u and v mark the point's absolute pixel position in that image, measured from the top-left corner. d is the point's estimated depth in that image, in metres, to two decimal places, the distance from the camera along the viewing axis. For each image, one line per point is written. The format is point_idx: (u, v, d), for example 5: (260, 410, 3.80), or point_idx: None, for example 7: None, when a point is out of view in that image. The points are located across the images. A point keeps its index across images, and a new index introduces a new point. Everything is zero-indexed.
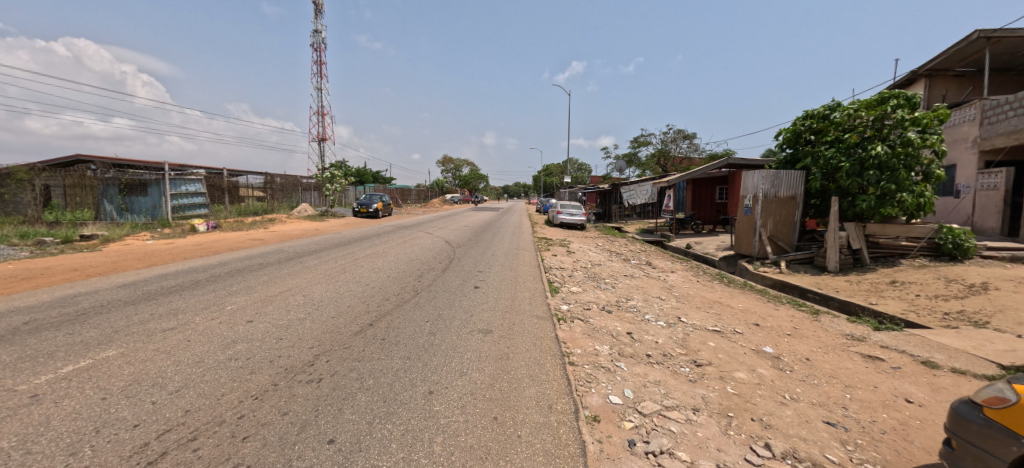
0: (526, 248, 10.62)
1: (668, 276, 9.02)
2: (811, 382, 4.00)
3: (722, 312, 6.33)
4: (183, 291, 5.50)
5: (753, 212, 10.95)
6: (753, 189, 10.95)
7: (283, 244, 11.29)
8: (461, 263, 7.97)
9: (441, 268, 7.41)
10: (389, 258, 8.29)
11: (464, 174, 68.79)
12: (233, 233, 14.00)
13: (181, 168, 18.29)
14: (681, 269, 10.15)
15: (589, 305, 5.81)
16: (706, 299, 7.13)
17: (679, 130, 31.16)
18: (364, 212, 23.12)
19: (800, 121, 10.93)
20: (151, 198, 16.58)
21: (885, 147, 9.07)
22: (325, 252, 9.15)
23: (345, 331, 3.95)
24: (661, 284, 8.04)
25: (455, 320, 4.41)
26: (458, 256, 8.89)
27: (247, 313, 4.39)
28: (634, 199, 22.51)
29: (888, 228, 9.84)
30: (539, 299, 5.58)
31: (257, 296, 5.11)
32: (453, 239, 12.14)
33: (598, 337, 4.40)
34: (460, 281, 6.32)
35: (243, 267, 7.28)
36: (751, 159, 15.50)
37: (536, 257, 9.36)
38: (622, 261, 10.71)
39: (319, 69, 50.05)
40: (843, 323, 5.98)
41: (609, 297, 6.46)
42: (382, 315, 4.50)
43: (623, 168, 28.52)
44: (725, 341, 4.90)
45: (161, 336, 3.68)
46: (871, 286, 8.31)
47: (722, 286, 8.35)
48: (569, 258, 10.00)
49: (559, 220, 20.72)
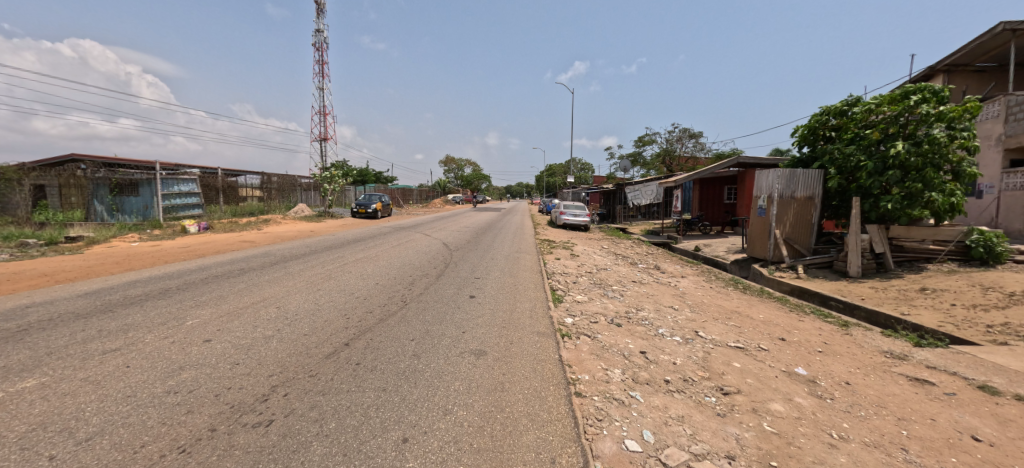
0: (528, 251, 10.04)
1: (678, 282, 8.46)
2: (858, 414, 3.43)
3: (742, 324, 5.75)
4: (146, 301, 4.95)
5: (768, 213, 10.41)
6: (767, 190, 10.47)
7: (272, 246, 10.75)
8: (458, 269, 7.39)
9: (437, 274, 6.85)
10: (381, 262, 7.73)
11: (466, 174, 68.21)
12: (224, 234, 13.49)
13: (175, 167, 17.84)
14: (692, 274, 9.57)
15: (596, 317, 5.26)
16: (723, 308, 6.55)
17: (685, 128, 30.52)
18: (363, 212, 22.62)
19: (817, 117, 10.29)
20: (143, 198, 16.14)
21: (910, 145, 8.43)
22: (314, 256, 8.60)
23: (314, 354, 3.39)
24: (673, 291, 7.46)
25: (444, 339, 3.85)
26: (456, 261, 8.32)
27: (207, 331, 3.84)
28: (638, 199, 21.91)
29: (913, 231, 9.24)
30: (541, 312, 5.02)
31: (226, 309, 4.56)
32: (452, 241, 11.59)
33: (608, 359, 3.85)
34: (454, 290, 5.77)
35: (222, 273, 6.73)
36: (762, 158, 14.89)
37: (538, 261, 8.77)
38: (629, 265, 10.13)
39: (320, 67, 49.57)
40: (878, 338, 5.40)
41: (618, 307, 5.90)
42: (361, 332, 3.95)
43: (627, 167, 27.92)
44: (752, 361, 4.34)
45: (97, 361, 3.14)
46: (899, 293, 7.70)
47: (738, 294, 7.76)
48: (573, 262, 9.42)
49: (562, 221, 20.15)
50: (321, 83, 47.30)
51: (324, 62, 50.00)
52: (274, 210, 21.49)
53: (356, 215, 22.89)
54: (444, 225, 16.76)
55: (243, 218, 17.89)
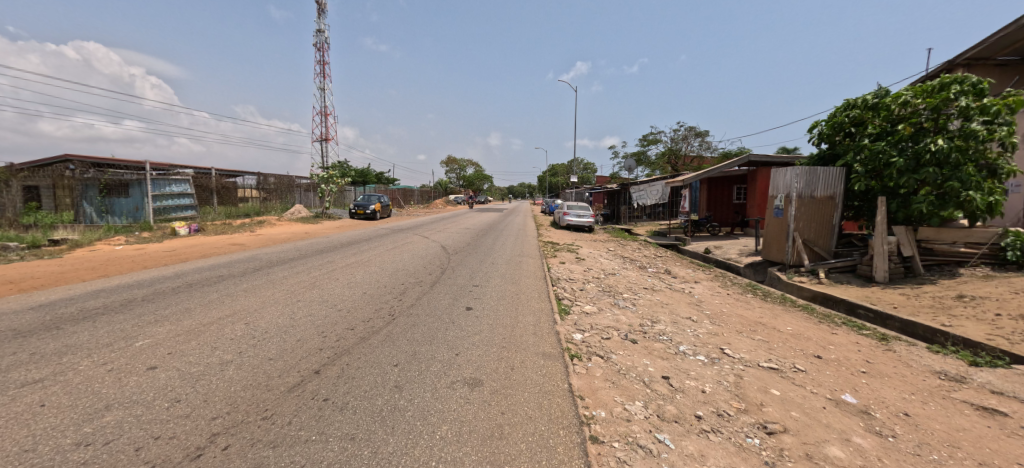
0: (531, 254, 9.45)
1: (693, 288, 7.87)
2: (933, 459, 2.83)
3: (770, 339, 5.15)
4: (101, 316, 4.39)
5: (785, 214, 9.87)
6: (784, 189, 9.91)
7: (260, 250, 10.18)
8: (455, 275, 6.81)
9: (431, 282, 6.28)
10: (373, 268, 7.17)
11: (469, 175, 67.68)
12: (214, 236, 12.95)
13: (167, 167, 17.32)
14: (706, 280, 8.96)
15: (608, 332, 4.68)
16: (746, 319, 5.95)
17: (690, 127, 29.85)
18: (361, 213, 22.09)
19: (838, 111, 9.69)
20: (134, 199, 15.57)
21: (946, 140, 7.84)
22: (301, 261, 8.02)
23: (275, 387, 2.82)
24: (688, 299, 6.86)
25: (433, 364, 3.29)
26: (454, 265, 7.74)
27: (155, 355, 3.28)
28: (644, 199, 21.29)
29: (943, 233, 8.63)
30: (546, 327, 4.43)
31: (187, 326, 4.00)
32: (450, 244, 10.99)
33: (626, 388, 3.26)
34: (450, 300, 5.20)
35: (198, 281, 6.17)
36: (774, 156, 14.26)
37: (541, 266, 8.18)
38: (639, 269, 9.52)
39: (321, 67, 49.16)
40: (926, 355, 4.79)
41: (631, 319, 5.31)
42: (337, 356, 3.37)
43: (632, 167, 27.28)
44: (791, 386, 3.75)
45: (8, 398, 2.59)
46: (935, 301, 7.08)
47: (759, 302, 7.16)
48: (579, 267, 8.81)
49: (565, 222, 19.55)
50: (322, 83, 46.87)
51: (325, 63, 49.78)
52: (270, 211, 20.97)
53: (354, 216, 22.35)
54: (444, 226, 16.15)
55: (238, 220, 17.34)
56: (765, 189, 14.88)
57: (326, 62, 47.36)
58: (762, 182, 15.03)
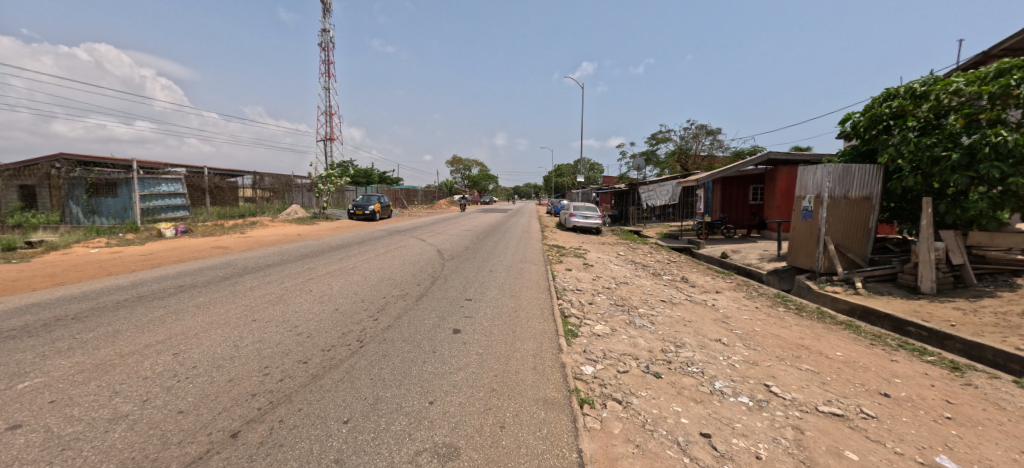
0: (534, 260, 8.62)
1: (716, 300, 6.99)
2: None
3: (821, 370, 4.26)
4: (5, 342, 3.59)
5: (815, 217, 8.95)
6: (815, 189, 8.99)
7: (242, 254, 9.41)
8: (446, 286, 5.96)
9: (418, 294, 5.43)
10: (355, 277, 6.33)
11: (474, 175, 66.91)
12: (200, 239, 12.23)
13: (159, 166, 16.75)
14: (729, 289, 8.05)
15: (625, 362, 3.84)
16: (785, 342, 5.06)
17: (702, 125, 28.82)
18: (360, 214, 21.39)
19: (874, 102, 8.80)
20: (121, 199, 14.88)
21: (1009, 132, 6.97)
22: (279, 267, 7.21)
23: (164, 465, 2.01)
24: (714, 315, 5.99)
25: (398, 421, 2.46)
26: (447, 274, 6.87)
27: (29, 406, 2.48)
28: (653, 200, 20.38)
29: (997, 239, 7.68)
30: (548, 359, 3.58)
31: (100, 358, 3.20)
32: (447, 248, 10.15)
33: (655, 455, 2.41)
34: (436, 320, 4.37)
35: (151, 293, 5.36)
36: (796, 154, 13.32)
37: (545, 275, 7.30)
38: (653, 278, 8.64)
39: (325, 66, 48.55)
40: (1018, 393, 3.90)
41: (651, 343, 4.45)
42: (272, 407, 2.55)
43: (641, 166, 26.35)
44: (870, 445, 2.87)
45: None
46: (999, 318, 6.15)
47: (794, 317, 6.26)
48: (587, 275, 7.94)
49: (571, 224, 18.68)
50: (325, 82, 46.18)
51: (329, 62, 49.53)
52: (267, 211, 20.29)
53: (353, 217, 21.62)
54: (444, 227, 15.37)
55: (231, 221, 16.67)
56: (786, 189, 13.89)
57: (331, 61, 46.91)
58: (783, 181, 13.97)
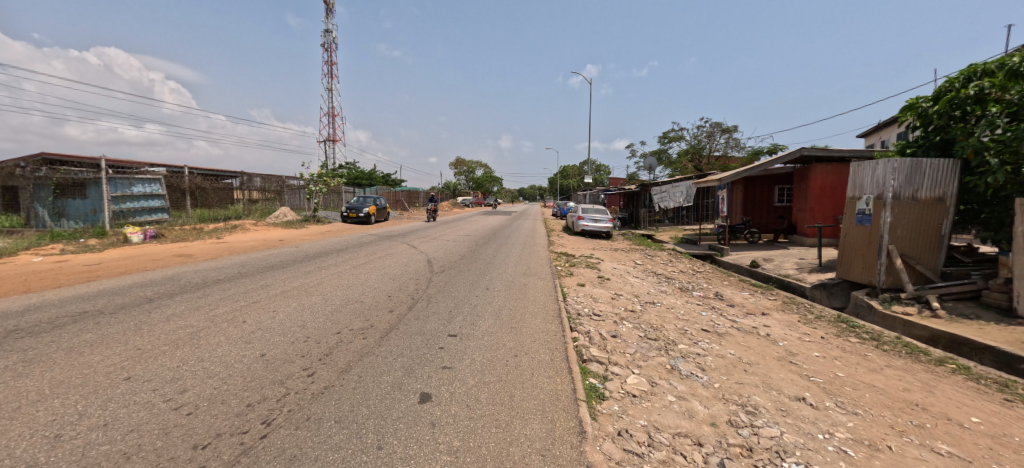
0: (540, 274, 7.23)
1: (768, 327, 5.57)
2: None
3: (970, 455, 2.87)
4: None
5: (876, 223, 7.49)
6: (874, 188, 7.56)
7: (202, 264, 8.14)
8: (425, 313, 4.58)
9: (385, 328, 4.05)
10: (313, 300, 4.94)
11: (478, 177, 65.60)
12: (167, 244, 10.98)
13: (135, 165, 15.53)
14: (776, 310, 6.63)
15: (684, 453, 2.46)
16: (889, 400, 3.66)
17: (716, 122, 27.18)
18: (354, 217, 20.08)
19: (951, 83, 7.44)
20: (91, 201, 13.67)
21: None
22: (225, 284, 5.83)
23: None
24: (776, 352, 4.59)
25: None
26: (432, 294, 5.47)
27: None
28: (667, 202, 18.90)
29: None
30: (565, 461, 2.17)
31: None
32: (439, 257, 8.74)
33: None
34: (397, 377, 2.98)
35: (29, 325, 4.00)
36: (834, 150, 11.83)
37: (553, 294, 5.92)
38: (682, 294, 7.23)
39: (329, 67, 47.79)
40: None
41: (712, 409, 3.07)
42: None
43: (653, 166, 24.83)
44: None
45: None
46: None
47: (876, 352, 4.85)
48: (604, 293, 6.55)
49: (580, 227, 17.27)
50: (328, 84, 45.40)
51: (331, 63, 48.81)
52: (253, 214, 19.04)
53: (347, 220, 20.39)
54: (442, 232, 14.03)
55: (212, 225, 15.45)
56: (820, 190, 12.43)
57: (332, 60, 45.93)
58: (818, 181, 12.49)
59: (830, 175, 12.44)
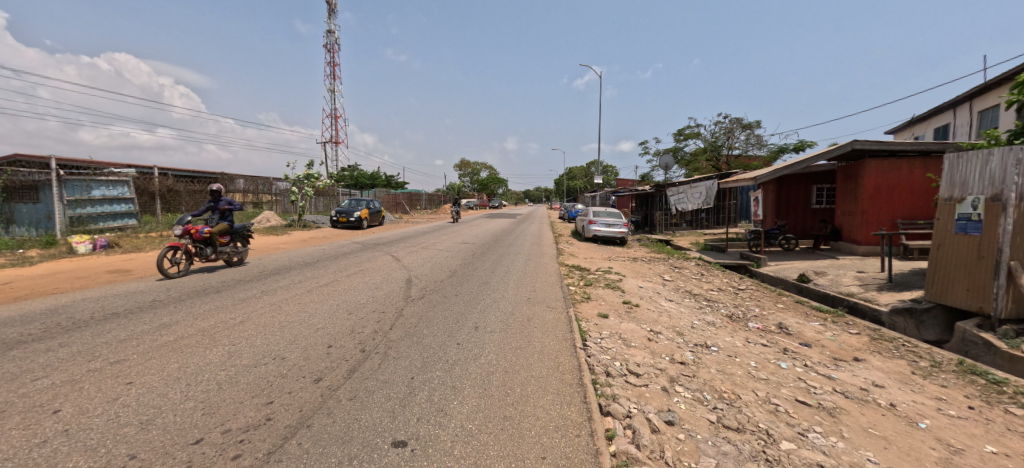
0: (550, 302, 5.49)
1: (882, 389, 3.82)
2: None
3: None
4: None
5: (989, 231, 5.69)
6: (988, 184, 5.75)
7: (125, 284, 6.52)
8: (370, 386, 2.88)
9: (288, 426, 2.36)
10: (208, 357, 3.27)
11: (483, 178, 63.99)
12: (111, 257, 9.44)
13: (98, 165, 14.02)
14: (872, 353, 4.85)
15: None
16: None
17: (737, 118, 25.16)
18: (344, 222, 18.49)
19: None
20: (44, 206, 12.00)
21: None
22: (112, 324, 4.17)
23: None
24: (932, 449, 2.86)
25: None
26: (394, 342, 3.78)
27: None
28: (686, 204, 17.08)
29: None
30: None
31: None
32: (423, 275, 7.01)
33: None
34: None
35: None
36: (894, 142, 9.96)
37: (568, 336, 4.19)
38: (735, 327, 5.49)
39: (331, 68, 46.66)
40: None
41: None
42: None
43: (669, 165, 22.96)
44: None
45: None
46: None
47: None
48: (636, 329, 4.80)
49: (591, 233, 15.49)
50: (329, 84, 44.10)
51: (332, 64, 47.66)
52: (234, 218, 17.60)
53: (337, 224, 18.80)
54: (436, 239, 12.37)
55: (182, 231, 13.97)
56: (874, 190, 10.60)
57: (332, 59, 44.46)
58: (872, 179, 10.61)
59: (887, 172, 10.58)
